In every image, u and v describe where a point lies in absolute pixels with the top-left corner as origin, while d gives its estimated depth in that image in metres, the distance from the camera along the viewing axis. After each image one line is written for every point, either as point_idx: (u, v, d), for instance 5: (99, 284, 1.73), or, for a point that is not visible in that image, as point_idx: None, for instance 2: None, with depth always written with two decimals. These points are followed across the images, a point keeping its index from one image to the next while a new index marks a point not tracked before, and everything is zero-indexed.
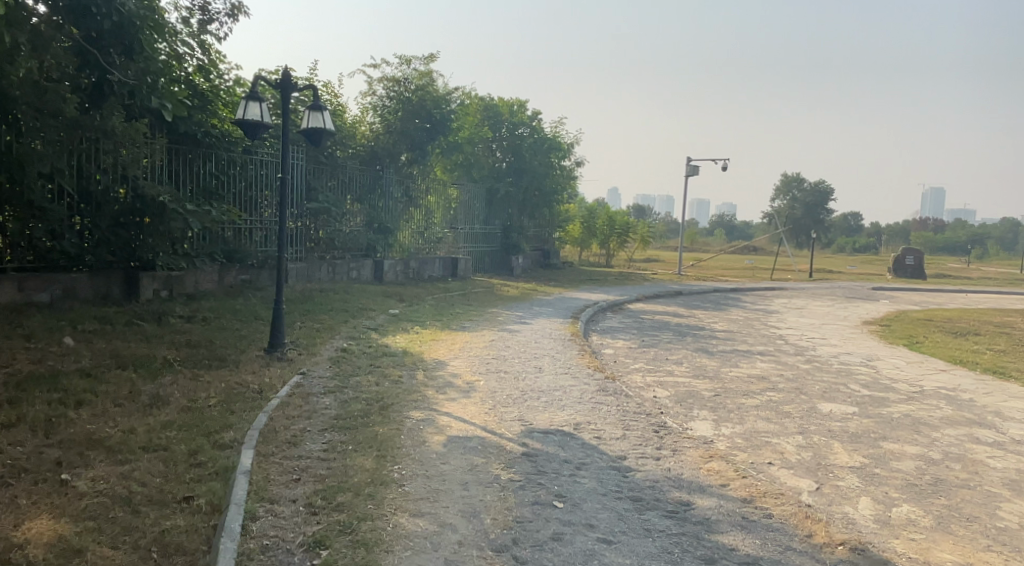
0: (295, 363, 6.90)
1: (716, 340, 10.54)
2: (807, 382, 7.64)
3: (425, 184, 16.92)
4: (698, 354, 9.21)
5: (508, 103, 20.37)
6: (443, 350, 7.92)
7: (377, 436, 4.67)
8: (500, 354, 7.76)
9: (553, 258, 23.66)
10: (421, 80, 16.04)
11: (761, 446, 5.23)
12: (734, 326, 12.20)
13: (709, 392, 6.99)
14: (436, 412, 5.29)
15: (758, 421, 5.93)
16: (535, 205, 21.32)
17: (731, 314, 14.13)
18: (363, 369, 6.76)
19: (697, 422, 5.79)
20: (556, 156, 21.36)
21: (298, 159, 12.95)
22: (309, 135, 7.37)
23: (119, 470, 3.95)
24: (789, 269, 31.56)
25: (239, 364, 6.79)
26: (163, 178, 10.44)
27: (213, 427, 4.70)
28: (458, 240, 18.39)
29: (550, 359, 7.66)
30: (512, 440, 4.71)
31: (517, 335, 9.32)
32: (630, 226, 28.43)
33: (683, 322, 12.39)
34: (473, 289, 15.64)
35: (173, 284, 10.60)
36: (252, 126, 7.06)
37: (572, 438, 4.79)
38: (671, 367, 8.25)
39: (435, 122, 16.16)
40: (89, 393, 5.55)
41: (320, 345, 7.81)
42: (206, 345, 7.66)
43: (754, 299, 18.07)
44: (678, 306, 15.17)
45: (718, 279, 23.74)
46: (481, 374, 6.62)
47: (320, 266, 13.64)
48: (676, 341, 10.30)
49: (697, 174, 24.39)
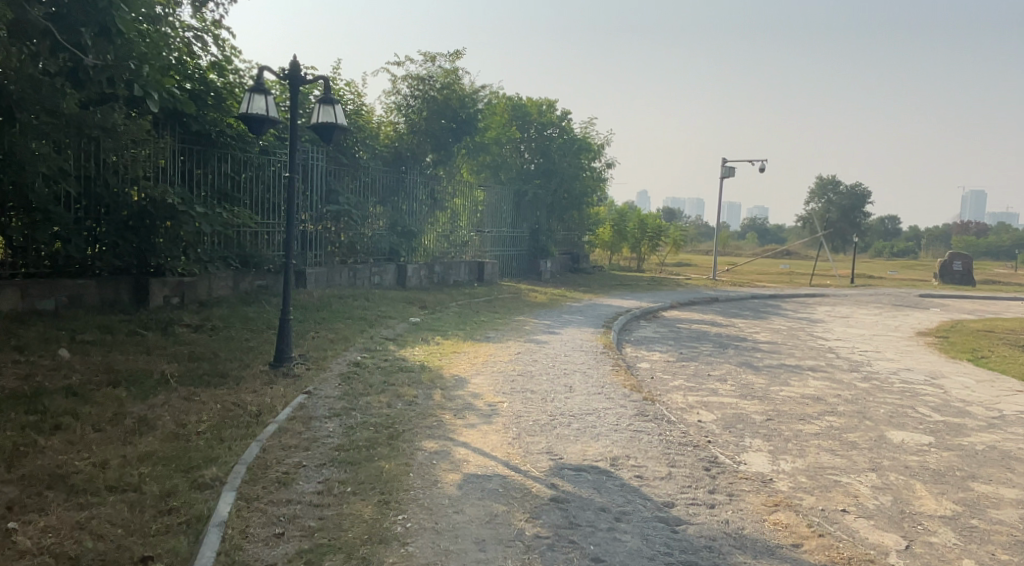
0: (301, 380, 6.29)
1: (761, 353, 9.75)
2: (869, 405, 6.83)
3: (451, 186, 16.29)
4: (743, 369, 8.44)
5: (537, 103, 19.66)
6: (465, 364, 7.26)
7: (382, 473, 4.02)
8: (526, 370, 7.09)
9: (583, 262, 22.92)
10: (447, 78, 15.39)
11: (830, 487, 4.48)
12: (778, 337, 11.36)
13: (760, 417, 6.23)
14: (452, 442, 4.63)
15: (821, 455, 5.17)
16: (565, 208, 20.64)
17: (772, 323, 13.30)
18: (376, 387, 6.13)
19: (751, 455, 5.04)
20: (587, 156, 20.65)
21: (317, 160, 12.43)
22: (319, 131, 6.77)
23: (75, 518, 3.34)
24: (829, 275, 30.39)
25: (240, 381, 6.20)
26: (174, 180, 9.97)
27: (195, 461, 4.10)
28: (485, 244, 17.75)
29: (582, 375, 6.95)
30: (539, 480, 4.02)
31: (545, 347, 8.63)
32: (662, 230, 27.57)
33: (723, 332, 11.60)
34: (499, 294, 15.00)
35: (184, 291, 10.12)
36: (257, 122, 6.47)
37: (609, 479, 4.09)
38: (714, 385, 7.49)
39: (461, 122, 15.54)
40: (69, 416, 4.98)
41: (331, 359, 7.20)
42: (210, 359, 7.09)
43: (795, 306, 17.15)
44: (715, 314, 14.36)
45: (754, 285, 22.81)
46: (506, 394, 5.95)
47: (341, 271, 13.10)
48: (717, 354, 9.53)
49: (733, 176, 23.51)
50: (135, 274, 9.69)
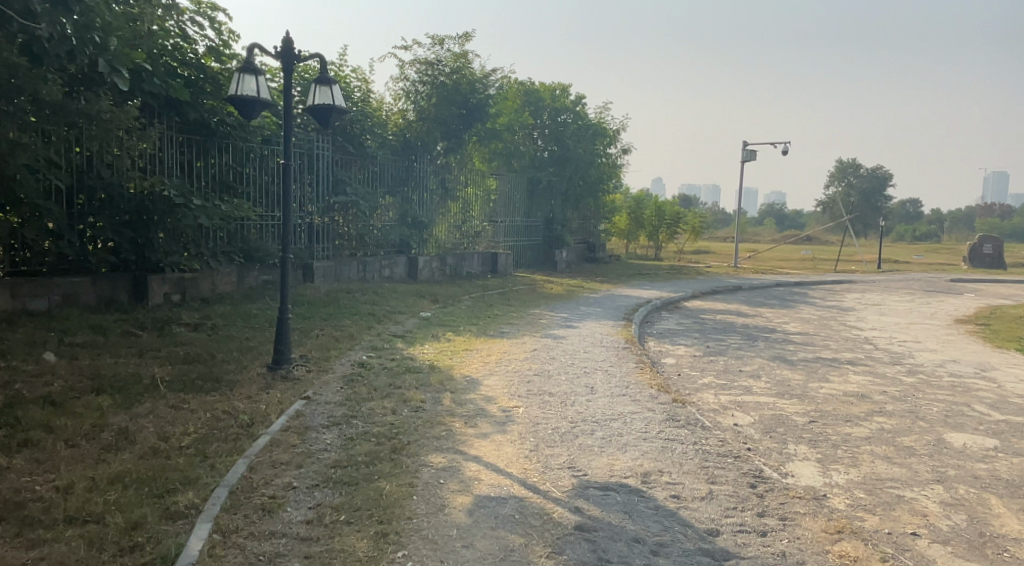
0: (300, 383, 5.81)
1: (793, 345, 9.18)
2: (920, 404, 6.25)
3: (463, 175, 15.74)
4: (776, 364, 7.86)
5: (549, 88, 19.19)
6: (478, 363, 6.76)
7: (382, 497, 3.52)
8: (544, 368, 6.58)
9: (600, 251, 22.32)
10: (456, 62, 14.82)
11: (893, 504, 3.94)
12: (809, 328, 10.75)
13: (802, 421, 5.66)
14: (463, 457, 4.12)
15: (877, 465, 4.62)
16: (580, 195, 20.06)
17: (800, 312, 12.67)
18: (380, 391, 5.63)
19: (799, 466, 4.51)
20: (603, 142, 20.02)
21: (323, 149, 11.95)
22: (315, 114, 6.29)
23: (22, 559, 2.89)
24: (853, 260, 29.58)
25: (234, 385, 5.72)
26: (171, 171, 9.51)
27: (172, 485, 3.62)
28: (498, 234, 17.21)
29: (604, 374, 6.42)
30: (561, 502, 3.50)
31: (564, 343, 8.11)
32: (681, 217, 26.92)
33: (750, 323, 11.02)
34: (514, 286, 14.48)
35: (185, 287, 9.68)
36: (248, 105, 5.98)
37: (642, 501, 3.56)
38: (748, 383, 6.94)
39: (471, 108, 14.97)
40: (41, 430, 4.52)
41: (334, 359, 6.71)
42: (206, 361, 6.62)
43: (823, 294, 16.48)
44: (739, 303, 13.75)
45: (777, 272, 22.10)
46: (522, 397, 5.44)
47: (350, 264, 12.64)
48: (747, 347, 8.95)
49: (754, 159, 22.84)
50: (133, 271, 9.26)
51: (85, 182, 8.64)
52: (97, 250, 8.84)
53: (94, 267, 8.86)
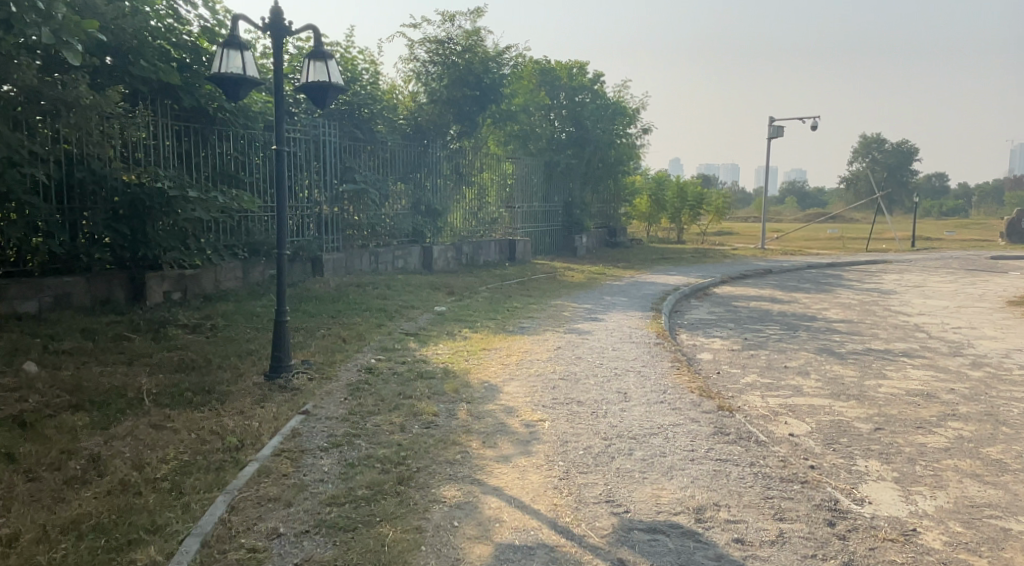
0: (299, 394, 5.21)
1: (838, 335, 8.47)
2: (997, 404, 5.54)
3: (478, 160, 15.07)
4: (824, 358, 7.17)
5: (566, 66, 18.46)
6: (497, 365, 6.14)
7: (384, 550, 2.92)
8: (570, 370, 5.94)
9: (620, 235, 21.61)
10: (468, 40, 14.09)
11: (1000, 541, 3.28)
12: (852, 315, 10.00)
13: (866, 429, 4.98)
14: (481, 489, 3.50)
15: (967, 486, 3.95)
16: (599, 177, 19.32)
17: (838, 297, 11.92)
18: (388, 403, 5.02)
19: (874, 490, 3.85)
20: (622, 122, 19.23)
21: (330, 134, 11.34)
22: (309, 93, 5.66)
23: None
24: (884, 239, 28.56)
25: (226, 398, 5.13)
26: (167, 163, 8.94)
27: (135, 535, 3.05)
28: (516, 220, 16.54)
29: (638, 377, 5.77)
30: (601, 553, 2.89)
31: (590, 338, 7.45)
32: (703, 197, 26.07)
33: (788, 311, 10.30)
34: (533, 275, 13.84)
35: (186, 285, 9.13)
36: (234, 84, 5.35)
37: (700, 548, 2.94)
38: (797, 382, 6.26)
39: (486, 89, 14.23)
40: (1, 460, 3.96)
41: (339, 364, 6.11)
42: (199, 369, 6.04)
43: (858, 275, 15.67)
44: (772, 288, 13.00)
45: (806, 253, 21.25)
46: (548, 408, 4.80)
47: (361, 255, 12.06)
48: (788, 339, 8.24)
49: (780, 136, 21.97)
50: (129, 269, 8.72)
51: (74, 175, 8.08)
52: (90, 247, 8.30)
53: (88, 265, 8.34)
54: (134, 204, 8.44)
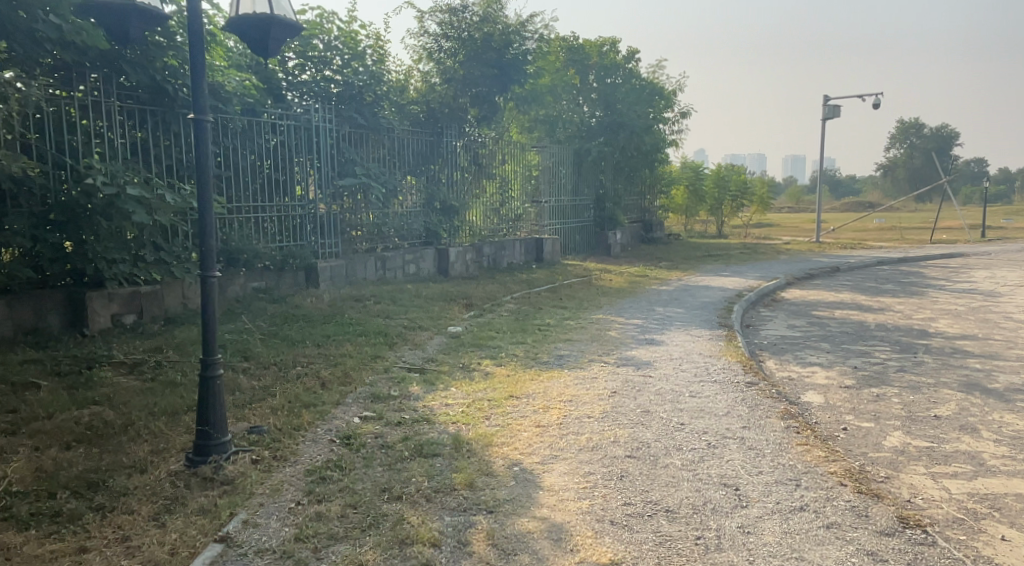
0: (229, 497, 3.35)
1: (976, 361, 6.46)
2: None
3: (500, 149, 13.15)
4: (983, 403, 5.17)
5: (595, 44, 16.60)
6: (530, 429, 4.24)
7: None
8: (641, 439, 4.02)
9: (656, 230, 19.58)
10: (487, 8, 12.12)
11: None
12: (972, 329, 7.97)
13: None
14: None
15: None
16: (635, 167, 17.32)
17: (937, 304, 9.87)
18: (361, 516, 3.14)
19: None
20: (659, 104, 17.22)
21: (325, 120, 9.48)
22: (243, 34, 3.80)
23: None
24: (946, 229, 26.17)
25: (114, 506, 3.29)
26: (113, 155, 7.15)
27: None
28: (543, 216, 14.62)
29: (744, 451, 3.84)
30: None
31: (654, 376, 5.51)
32: (746, 187, 23.95)
33: (888, 324, 8.28)
34: (564, 279, 11.93)
35: (142, 305, 7.35)
36: (120, 18, 3.64)
37: None
38: (971, 450, 4.28)
39: (509, 65, 12.23)
40: None
41: (303, 432, 4.22)
42: (105, 443, 4.20)
43: (941, 273, 13.53)
44: (853, 291, 10.97)
45: (866, 247, 19.07)
46: (624, 531, 2.90)
47: (365, 261, 10.23)
48: (912, 368, 6.25)
49: (835, 116, 19.86)
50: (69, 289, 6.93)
51: None
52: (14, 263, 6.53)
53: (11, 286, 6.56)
54: (68, 207, 6.63)
